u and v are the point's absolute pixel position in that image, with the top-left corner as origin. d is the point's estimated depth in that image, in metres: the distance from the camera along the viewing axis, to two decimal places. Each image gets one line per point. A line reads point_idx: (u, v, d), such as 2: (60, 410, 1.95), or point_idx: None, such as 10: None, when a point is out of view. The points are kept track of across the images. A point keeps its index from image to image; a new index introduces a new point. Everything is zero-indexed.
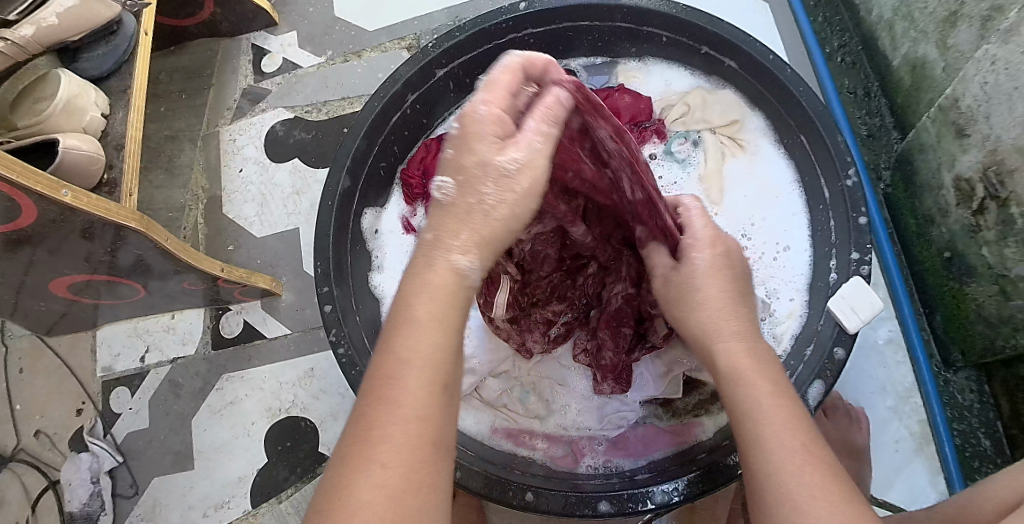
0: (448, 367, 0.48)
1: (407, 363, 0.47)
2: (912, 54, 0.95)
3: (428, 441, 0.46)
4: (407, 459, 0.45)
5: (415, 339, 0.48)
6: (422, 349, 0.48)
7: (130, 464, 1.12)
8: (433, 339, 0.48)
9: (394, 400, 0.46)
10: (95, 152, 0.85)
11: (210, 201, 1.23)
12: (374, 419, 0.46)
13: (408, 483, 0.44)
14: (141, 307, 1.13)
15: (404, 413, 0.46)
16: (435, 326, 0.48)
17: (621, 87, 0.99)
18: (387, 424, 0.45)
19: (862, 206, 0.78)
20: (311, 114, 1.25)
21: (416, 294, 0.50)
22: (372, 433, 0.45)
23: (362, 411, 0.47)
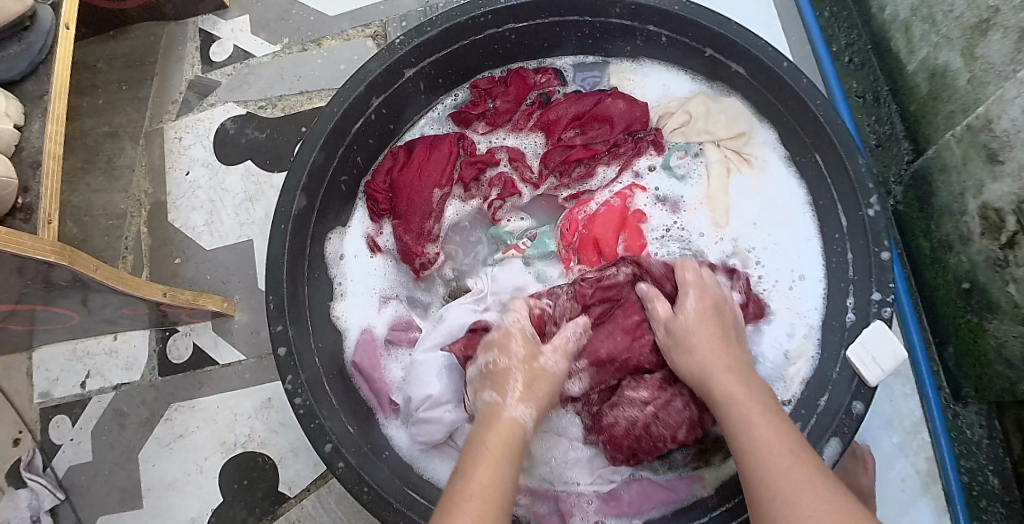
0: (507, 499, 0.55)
1: (476, 491, 0.54)
2: (931, 60, 0.86)
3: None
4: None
5: (487, 462, 0.57)
6: (491, 471, 0.56)
7: (74, 500, 1.00)
8: (497, 469, 0.57)
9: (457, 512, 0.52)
10: (6, 175, 0.74)
11: (154, 207, 1.10)
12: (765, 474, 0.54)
13: (831, 498, 0.51)
14: (77, 330, 1.01)
15: (768, 453, 0.55)
16: (753, 394, 0.61)
17: (615, 91, 0.88)
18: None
19: (884, 239, 0.71)
20: (266, 110, 1.12)
21: (726, 385, 0.63)
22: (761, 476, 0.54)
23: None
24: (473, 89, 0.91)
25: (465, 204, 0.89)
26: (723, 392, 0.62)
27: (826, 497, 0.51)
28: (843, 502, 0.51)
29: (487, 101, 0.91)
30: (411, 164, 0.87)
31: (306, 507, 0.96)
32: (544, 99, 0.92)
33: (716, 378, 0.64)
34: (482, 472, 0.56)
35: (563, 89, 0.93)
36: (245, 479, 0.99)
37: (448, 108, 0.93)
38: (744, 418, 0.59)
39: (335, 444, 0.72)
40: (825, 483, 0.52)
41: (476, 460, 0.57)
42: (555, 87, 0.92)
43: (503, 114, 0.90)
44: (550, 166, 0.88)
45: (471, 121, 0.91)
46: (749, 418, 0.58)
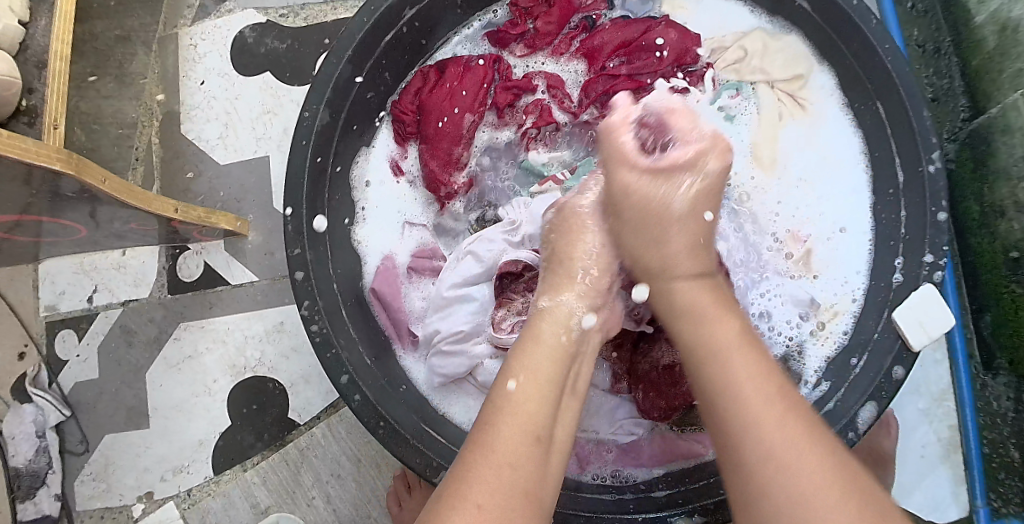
0: (545, 423, 0.51)
1: (521, 410, 0.50)
2: (1005, 11, 0.79)
3: (523, 490, 0.46)
4: (505, 497, 0.45)
5: (523, 374, 0.53)
6: (531, 393, 0.52)
7: (79, 417, 0.99)
8: (540, 387, 0.52)
9: (490, 447, 0.48)
10: (8, 74, 0.71)
11: (166, 118, 1.04)
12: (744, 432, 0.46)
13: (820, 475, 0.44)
14: (84, 244, 0.97)
15: (750, 398, 0.48)
16: (725, 311, 0.55)
17: (666, 19, 0.82)
18: (483, 465, 0.47)
19: (943, 198, 0.67)
20: (286, 19, 1.04)
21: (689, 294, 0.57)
22: (747, 424, 0.46)
23: (473, 442, 0.49)
24: (512, 8, 0.85)
25: (498, 132, 0.84)
26: (704, 340, 0.52)
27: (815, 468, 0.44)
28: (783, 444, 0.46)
29: (527, 21, 0.84)
30: (442, 84, 0.82)
31: (316, 434, 0.96)
32: (588, 22, 0.85)
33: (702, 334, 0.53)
34: (521, 391, 0.52)
35: (610, 15, 0.86)
36: (255, 404, 0.98)
37: (484, 27, 0.87)
38: (722, 356, 0.50)
39: (351, 375, 0.70)
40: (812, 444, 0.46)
41: (512, 372, 0.53)
42: (601, 10, 0.85)
43: (544, 37, 0.84)
44: (592, 97, 0.81)
45: (509, 42, 0.85)
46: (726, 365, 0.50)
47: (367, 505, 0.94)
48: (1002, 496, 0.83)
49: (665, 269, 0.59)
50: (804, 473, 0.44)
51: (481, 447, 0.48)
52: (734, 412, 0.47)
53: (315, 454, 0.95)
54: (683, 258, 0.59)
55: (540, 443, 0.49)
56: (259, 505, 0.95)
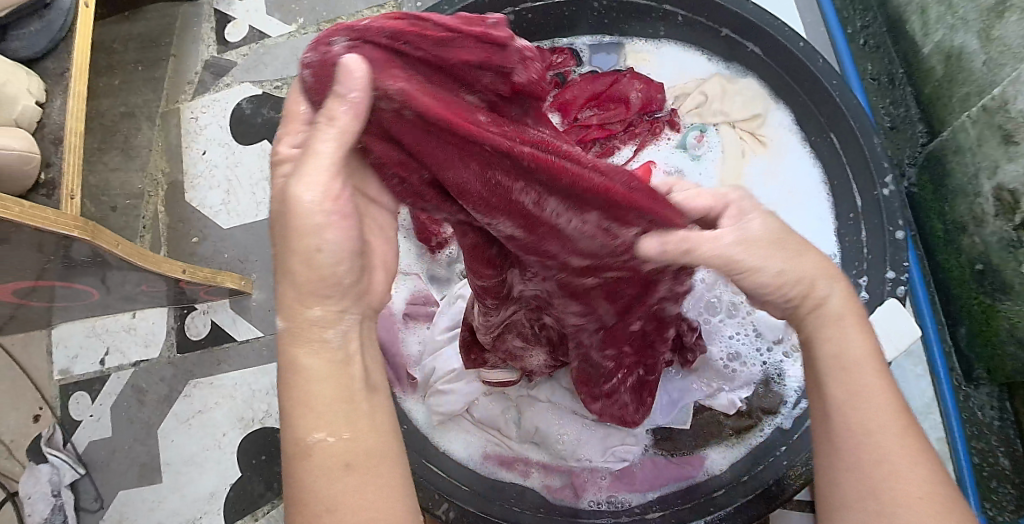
0: (366, 441, 0.42)
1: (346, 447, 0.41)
2: (947, 42, 0.85)
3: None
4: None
5: (306, 419, 0.41)
6: (329, 434, 0.41)
7: (93, 476, 1.02)
8: (325, 417, 0.41)
9: (329, 502, 0.40)
10: (29, 151, 0.77)
11: (172, 187, 1.11)
12: (867, 439, 0.43)
13: (933, 481, 0.42)
14: (96, 308, 1.02)
15: (878, 412, 0.44)
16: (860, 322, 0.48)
17: (631, 71, 0.88)
18: (312, 519, 0.39)
19: (899, 218, 0.71)
20: (280, 90, 1.11)
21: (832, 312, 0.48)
22: (866, 432, 0.43)
23: (296, 502, 0.40)
24: None
25: None
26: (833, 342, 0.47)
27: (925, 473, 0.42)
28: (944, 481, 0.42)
29: None
30: None
31: None
32: (560, 78, 0.92)
33: (831, 336, 0.47)
34: (315, 437, 0.41)
35: (579, 70, 0.92)
36: (264, 454, 1.01)
37: None
38: (843, 359, 0.46)
39: None
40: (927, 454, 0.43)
41: (294, 420, 0.41)
42: (571, 67, 0.92)
43: None
44: None
45: None
46: (848, 366, 0.46)
47: None
48: (997, 504, 0.85)
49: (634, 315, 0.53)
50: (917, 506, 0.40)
51: (306, 516, 0.39)
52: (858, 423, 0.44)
53: None
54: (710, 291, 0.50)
55: (354, 469, 0.40)
56: None
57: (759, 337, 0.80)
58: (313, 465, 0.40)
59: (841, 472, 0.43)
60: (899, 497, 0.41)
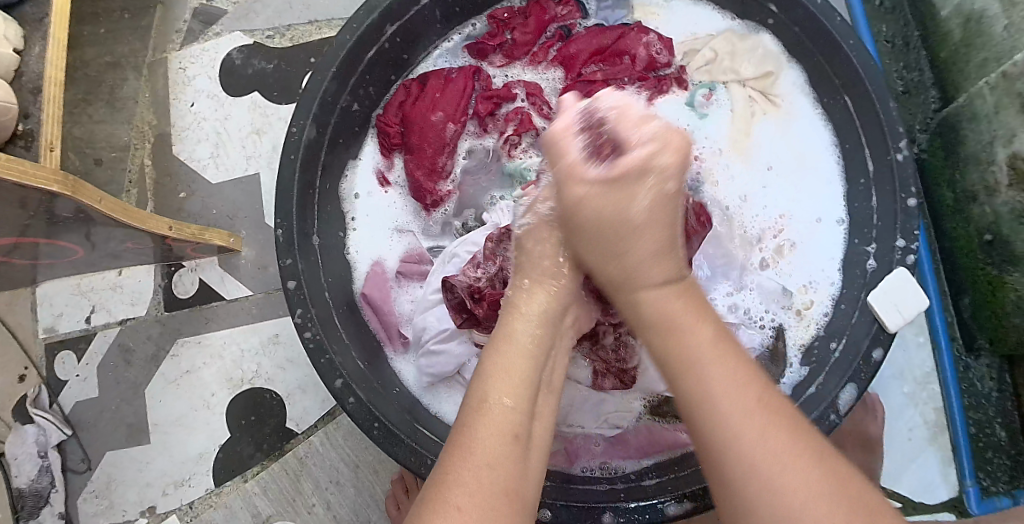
0: (524, 422, 0.48)
1: (490, 416, 0.47)
2: (967, 3, 0.82)
3: (505, 490, 0.44)
4: (485, 503, 0.43)
5: (499, 385, 0.49)
6: (510, 400, 0.48)
7: (81, 436, 1.00)
8: (516, 390, 0.49)
9: (469, 447, 0.46)
10: (3, 99, 0.73)
11: (158, 140, 1.06)
12: (727, 448, 0.43)
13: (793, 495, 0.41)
14: (81, 265, 0.99)
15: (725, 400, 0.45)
16: (700, 314, 0.50)
17: (638, 25, 0.84)
18: (462, 467, 0.44)
19: (912, 185, 0.70)
20: (271, 40, 1.07)
21: (653, 299, 0.51)
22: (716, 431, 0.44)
23: (454, 437, 0.47)
24: (491, 20, 0.88)
25: (481, 140, 0.87)
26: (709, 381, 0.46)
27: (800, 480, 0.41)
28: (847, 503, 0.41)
29: (504, 33, 0.87)
30: (425, 96, 0.84)
31: (314, 444, 0.97)
32: (564, 31, 0.88)
33: (676, 340, 0.49)
34: (498, 398, 0.48)
35: (585, 23, 0.89)
36: (253, 415, 0.99)
37: (463, 39, 0.89)
38: (674, 327, 0.49)
39: (345, 379, 0.71)
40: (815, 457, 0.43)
41: (488, 382, 0.49)
42: (576, 19, 0.88)
43: (521, 47, 0.86)
44: (568, 103, 0.84)
45: (488, 53, 0.87)
46: (715, 367, 0.46)
47: (366, 511, 0.95)
48: (990, 475, 0.85)
49: (631, 280, 0.53)
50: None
51: (455, 461, 0.45)
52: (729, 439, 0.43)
53: (314, 463, 0.97)
54: (646, 266, 0.52)
55: (518, 442, 0.47)
56: (260, 515, 0.96)
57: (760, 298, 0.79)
58: (480, 421, 0.47)
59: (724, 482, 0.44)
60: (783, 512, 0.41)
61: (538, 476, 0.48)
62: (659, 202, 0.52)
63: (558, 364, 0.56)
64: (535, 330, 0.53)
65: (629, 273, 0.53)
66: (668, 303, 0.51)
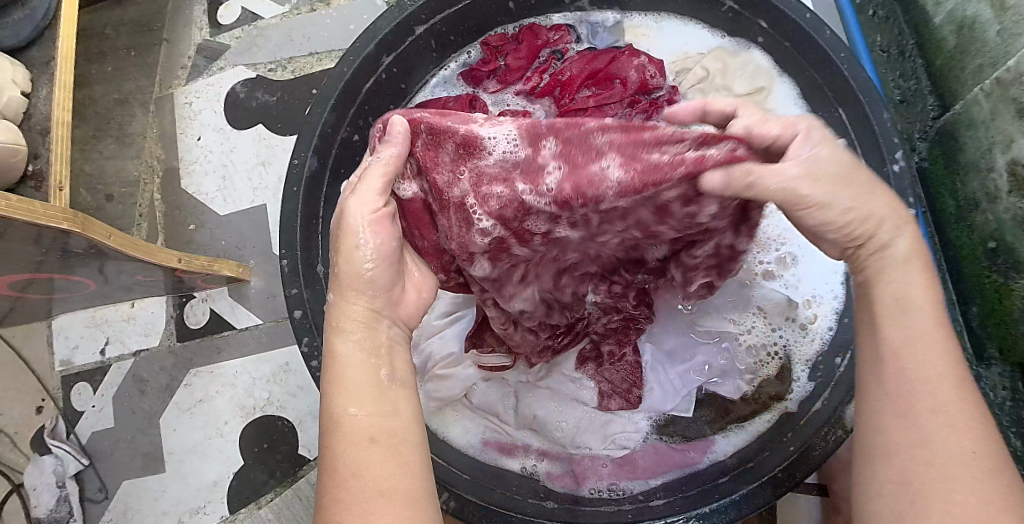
0: (395, 423, 0.52)
1: (347, 434, 0.51)
2: (959, 11, 0.82)
3: (382, 489, 0.49)
4: (377, 505, 0.48)
5: (348, 397, 0.52)
6: (361, 411, 0.51)
7: (97, 466, 1.02)
8: (363, 400, 0.52)
9: (334, 467, 0.50)
10: (14, 142, 0.75)
11: (167, 173, 1.09)
12: (908, 402, 0.49)
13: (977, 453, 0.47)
14: (95, 298, 1.01)
15: (927, 365, 0.49)
16: (934, 283, 0.53)
17: (630, 48, 0.85)
18: (339, 482, 0.49)
19: (909, 196, 0.70)
20: (274, 72, 1.09)
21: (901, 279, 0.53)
22: (907, 390, 0.49)
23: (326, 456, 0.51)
24: (484, 47, 0.89)
25: None
26: (899, 304, 0.52)
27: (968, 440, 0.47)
28: (988, 469, 0.47)
29: (497, 59, 0.88)
30: None
31: None
32: (557, 56, 0.89)
33: (898, 309, 0.52)
34: (350, 411, 0.51)
35: (577, 47, 0.89)
36: (266, 442, 1.00)
37: (459, 66, 0.90)
38: (891, 290, 0.53)
39: None
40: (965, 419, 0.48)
41: (341, 395, 0.52)
42: (569, 43, 0.89)
43: (515, 72, 0.88)
44: None
45: (482, 79, 0.89)
46: (904, 324, 0.51)
47: None
48: None
49: (788, 206, 0.55)
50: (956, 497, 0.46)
51: (332, 482, 0.50)
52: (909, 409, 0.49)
53: None
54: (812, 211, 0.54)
55: (377, 442, 0.50)
56: None
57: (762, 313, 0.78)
58: (338, 438, 0.51)
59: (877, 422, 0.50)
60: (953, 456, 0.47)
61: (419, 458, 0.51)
62: (832, 154, 0.54)
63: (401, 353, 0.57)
64: (366, 348, 0.54)
65: (818, 215, 0.54)
66: (915, 250, 0.54)
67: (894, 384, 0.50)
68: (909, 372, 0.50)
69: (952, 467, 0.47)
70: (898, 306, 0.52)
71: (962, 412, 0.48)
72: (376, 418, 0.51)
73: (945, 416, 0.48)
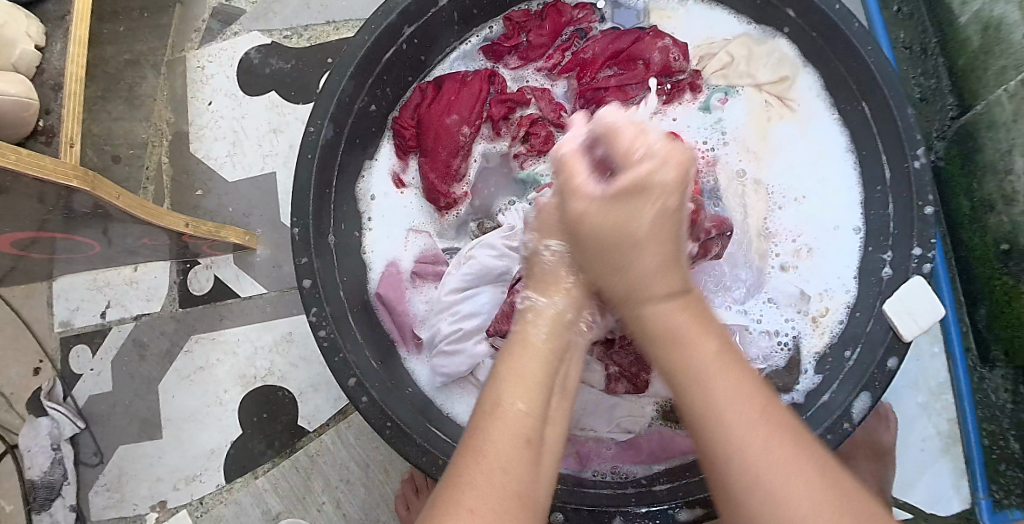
0: (536, 427, 0.46)
1: (502, 421, 0.46)
2: (987, 10, 0.81)
3: (516, 494, 0.42)
4: (501, 507, 0.41)
5: (514, 389, 0.47)
6: (524, 405, 0.47)
7: (94, 430, 1.01)
8: (530, 393, 0.47)
9: (480, 452, 0.44)
10: (26, 96, 0.74)
11: (176, 138, 1.07)
12: (723, 449, 0.42)
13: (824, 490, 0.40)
14: (98, 260, 1.00)
15: (729, 405, 0.43)
16: (705, 327, 0.48)
17: (654, 30, 0.84)
18: (473, 470, 0.43)
19: (929, 193, 0.69)
20: (289, 40, 1.08)
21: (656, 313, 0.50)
22: (722, 439, 0.42)
23: (463, 448, 0.45)
24: (507, 22, 0.88)
25: (494, 143, 0.87)
26: (665, 323, 0.49)
27: (814, 477, 0.40)
28: (818, 478, 0.40)
29: (520, 35, 0.87)
30: (441, 99, 0.85)
31: (325, 442, 0.98)
32: (580, 35, 0.88)
33: (681, 356, 0.47)
34: (512, 403, 0.47)
35: (601, 27, 0.89)
36: (265, 413, 1.00)
37: (480, 41, 0.89)
38: (669, 328, 0.49)
39: (358, 378, 0.71)
40: (822, 464, 0.41)
41: (503, 387, 0.48)
42: (593, 23, 0.88)
43: (536, 49, 0.87)
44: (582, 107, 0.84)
45: (503, 55, 0.88)
46: (699, 358, 0.46)
47: (376, 510, 0.96)
48: (1003, 488, 0.84)
49: (636, 292, 0.51)
50: (787, 504, 0.39)
51: (461, 476, 0.43)
52: (713, 429, 0.43)
53: (325, 461, 0.97)
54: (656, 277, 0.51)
55: (532, 447, 0.45)
56: (270, 512, 0.97)
57: (775, 304, 0.78)
58: (494, 428, 0.45)
59: (719, 477, 0.42)
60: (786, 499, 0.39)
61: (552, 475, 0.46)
62: (654, 205, 0.50)
63: (571, 374, 0.53)
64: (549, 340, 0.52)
65: (621, 261, 0.51)
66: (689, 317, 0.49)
67: (695, 407, 0.45)
68: (710, 389, 0.44)
69: (782, 487, 0.40)
70: (695, 326, 0.48)
71: (757, 423, 0.42)
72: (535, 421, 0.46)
73: (757, 433, 0.42)
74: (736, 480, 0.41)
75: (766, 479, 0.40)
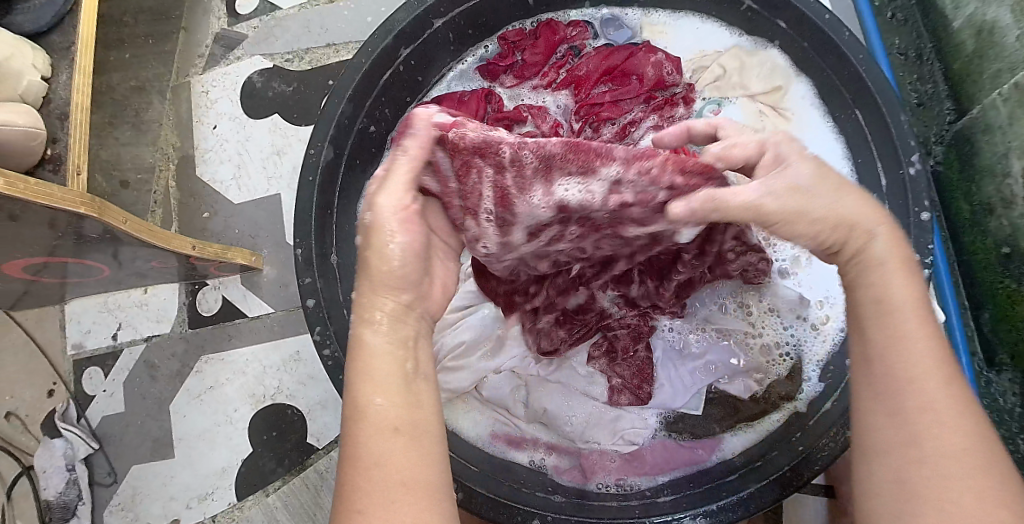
0: (406, 414, 0.47)
1: (366, 425, 0.46)
2: (980, 14, 0.81)
3: (403, 483, 0.44)
4: (388, 498, 0.43)
5: (371, 387, 0.47)
6: (384, 399, 0.47)
7: (107, 451, 1.03)
8: (387, 388, 0.47)
9: (355, 459, 0.45)
10: (34, 126, 0.76)
11: (182, 162, 1.09)
12: (905, 431, 0.46)
13: (973, 491, 0.43)
14: (109, 283, 1.02)
15: (933, 386, 0.46)
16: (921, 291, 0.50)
17: (647, 45, 0.86)
18: (355, 475, 0.45)
19: (925, 199, 0.70)
20: (291, 63, 1.10)
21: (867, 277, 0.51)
22: (903, 421, 0.46)
23: (344, 459, 0.46)
24: (501, 42, 0.89)
25: None
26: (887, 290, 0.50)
27: (971, 477, 0.44)
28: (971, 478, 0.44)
29: (515, 54, 0.89)
30: None
31: (334, 458, 0.99)
32: (574, 52, 0.89)
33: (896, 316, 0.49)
34: (372, 400, 0.47)
35: (593, 43, 0.89)
36: (275, 430, 1.01)
37: (475, 61, 0.91)
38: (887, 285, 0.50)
39: None
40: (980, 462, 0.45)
41: (360, 387, 0.48)
42: (587, 40, 0.89)
43: (532, 67, 0.88)
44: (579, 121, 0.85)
45: (498, 74, 0.89)
46: (907, 334, 0.48)
47: None
48: None
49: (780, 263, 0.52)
50: (921, 479, 0.44)
51: (353, 484, 0.45)
52: (903, 400, 0.46)
53: (334, 478, 0.98)
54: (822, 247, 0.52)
55: (403, 433, 0.46)
56: None
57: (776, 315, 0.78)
58: (366, 432, 0.46)
59: (875, 456, 0.47)
60: (937, 493, 0.43)
61: (441, 456, 0.47)
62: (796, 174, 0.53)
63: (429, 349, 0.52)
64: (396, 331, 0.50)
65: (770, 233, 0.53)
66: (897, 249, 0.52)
67: (883, 375, 0.48)
68: (906, 355, 0.47)
69: (945, 482, 0.43)
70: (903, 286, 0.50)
71: (929, 401, 0.46)
72: (401, 410, 0.47)
73: (929, 415, 0.45)
74: (890, 449, 0.46)
75: (924, 460, 0.44)
